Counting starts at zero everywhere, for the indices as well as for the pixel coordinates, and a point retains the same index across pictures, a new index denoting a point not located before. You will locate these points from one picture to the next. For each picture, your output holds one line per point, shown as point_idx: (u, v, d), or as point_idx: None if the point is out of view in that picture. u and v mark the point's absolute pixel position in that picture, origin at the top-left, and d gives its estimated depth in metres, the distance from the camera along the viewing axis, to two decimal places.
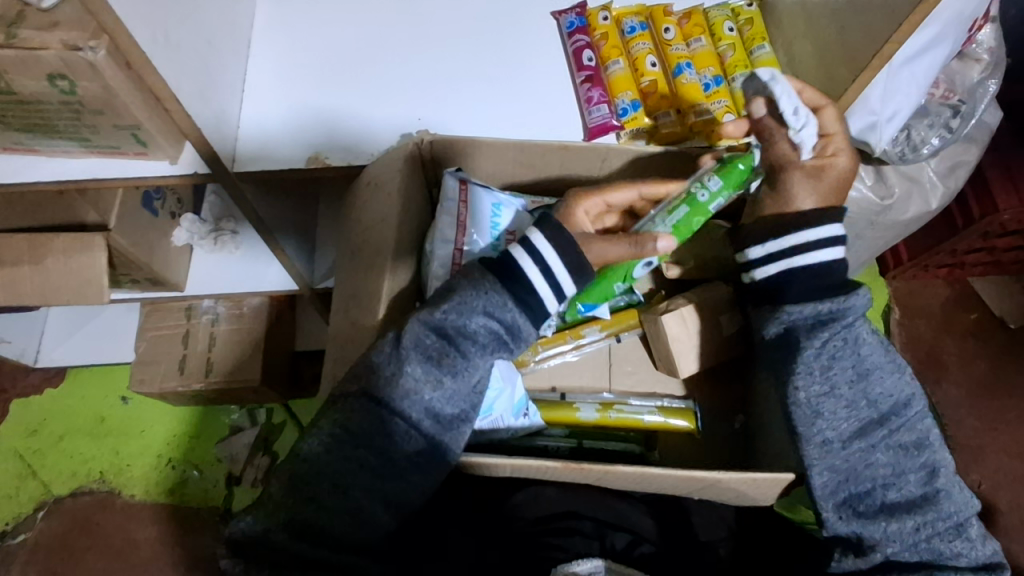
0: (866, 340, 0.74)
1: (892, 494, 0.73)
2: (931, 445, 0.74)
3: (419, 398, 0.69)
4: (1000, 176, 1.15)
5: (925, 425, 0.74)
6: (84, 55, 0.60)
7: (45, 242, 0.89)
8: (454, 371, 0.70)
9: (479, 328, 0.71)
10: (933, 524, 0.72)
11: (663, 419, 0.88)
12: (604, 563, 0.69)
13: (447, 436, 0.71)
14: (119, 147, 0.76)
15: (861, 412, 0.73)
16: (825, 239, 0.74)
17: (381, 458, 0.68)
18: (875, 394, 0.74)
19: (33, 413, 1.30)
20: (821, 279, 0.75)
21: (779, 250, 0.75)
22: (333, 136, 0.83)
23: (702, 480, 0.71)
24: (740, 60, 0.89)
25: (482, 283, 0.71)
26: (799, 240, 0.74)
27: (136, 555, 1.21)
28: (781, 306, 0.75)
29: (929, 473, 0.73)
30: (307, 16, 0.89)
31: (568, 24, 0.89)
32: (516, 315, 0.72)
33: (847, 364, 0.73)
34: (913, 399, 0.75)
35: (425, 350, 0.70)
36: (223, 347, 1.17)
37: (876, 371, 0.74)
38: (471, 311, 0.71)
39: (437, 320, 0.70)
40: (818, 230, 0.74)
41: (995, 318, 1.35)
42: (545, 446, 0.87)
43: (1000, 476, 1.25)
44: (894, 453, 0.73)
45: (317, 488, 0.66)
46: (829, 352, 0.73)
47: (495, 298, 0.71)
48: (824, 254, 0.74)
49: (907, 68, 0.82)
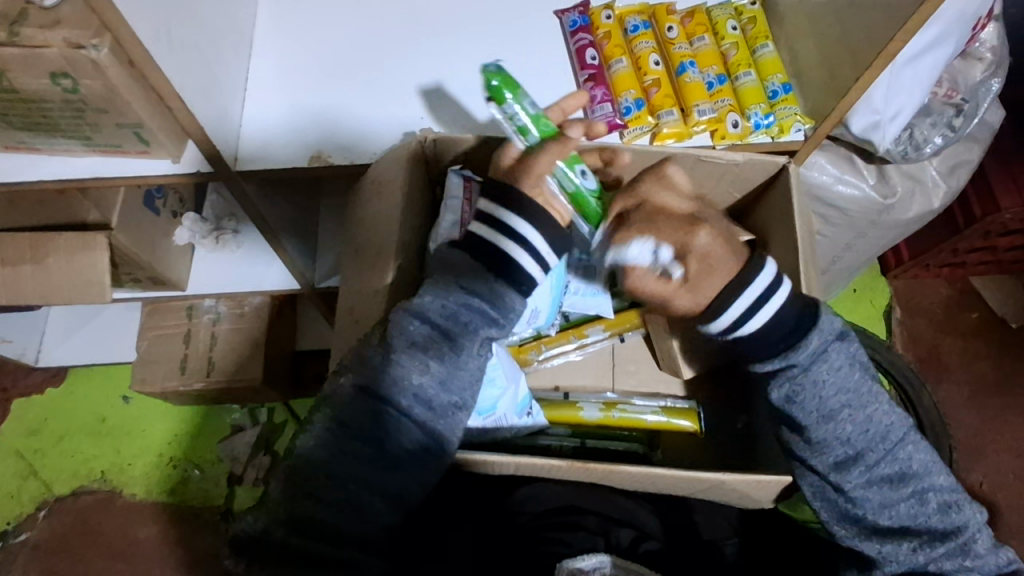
0: (827, 380, 0.70)
1: (884, 520, 0.72)
2: (915, 473, 0.72)
3: (407, 385, 0.69)
4: (1002, 176, 1.15)
5: (907, 454, 0.72)
6: (87, 53, 0.60)
7: (48, 241, 0.89)
8: (440, 355, 0.70)
9: (461, 310, 0.71)
10: (932, 545, 0.71)
11: (666, 419, 0.88)
12: (609, 560, 0.69)
13: (440, 424, 0.70)
14: (121, 146, 0.75)
15: (835, 450, 0.71)
16: (753, 303, 0.69)
17: (374, 449, 0.67)
18: (845, 433, 0.71)
19: (34, 413, 1.30)
20: (771, 334, 0.70)
21: (720, 328, 0.70)
22: (336, 135, 0.83)
23: (706, 480, 0.71)
24: (744, 59, 0.89)
25: (454, 263, 0.72)
26: (722, 321, 0.69)
27: (137, 554, 1.21)
28: (748, 359, 0.72)
29: (920, 499, 0.72)
30: (310, 15, 0.89)
31: (571, 23, 0.88)
32: (492, 284, 0.71)
33: (809, 408, 0.71)
34: (892, 429, 0.72)
35: (410, 339, 0.69)
36: (224, 347, 1.17)
37: (844, 410, 0.71)
38: (449, 294, 0.71)
39: (420, 309, 0.71)
40: (733, 306, 0.69)
41: (996, 318, 1.35)
42: (548, 445, 0.87)
43: (1001, 475, 1.25)
44: (878, 487, 0.71)
45: (315, 482, 0.66)
46: (786, 396, 0.71)
47: (468, 274, 0.71)
48: (753, 323, 0.69)
49: (911, 68, 0.83)
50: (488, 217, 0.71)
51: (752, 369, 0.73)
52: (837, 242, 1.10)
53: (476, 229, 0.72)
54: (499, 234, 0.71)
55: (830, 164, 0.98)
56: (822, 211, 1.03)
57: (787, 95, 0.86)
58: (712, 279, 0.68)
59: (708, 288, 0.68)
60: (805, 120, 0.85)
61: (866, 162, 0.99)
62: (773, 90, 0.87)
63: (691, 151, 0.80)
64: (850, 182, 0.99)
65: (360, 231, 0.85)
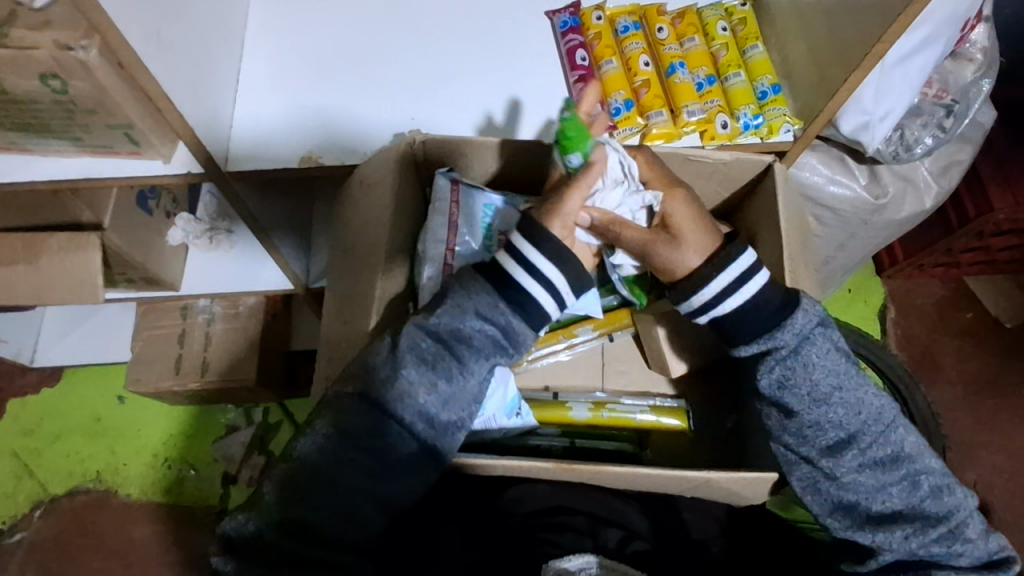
0: (818, 362, 0.71)
1: (877, 506, 0.72)
2: (907, 455, 0.73)
3: (413, 401, 0.69)
4: (994, 176, 1.15)
5: (898, 436, 0.73)
6: (76, 55, 0.60)
7: (41, 241, 0.89)
8: (448, 374, 0.70)
9: (475, 333, 0.71)
10: (927, 532, 0.71)
11: (655, 418, 0.89)
12: (596, 560, 0.70)
13: (441, 440, 0.71)
14: (112, 147, 0.76)
15: (827, 432, 0.72)
16: (728, 285, 0.71)
17: (373, 456, 0.68)
18: (836, 416, 0.72)
19: (29, 413, 1.30)
20: (752, 315, 0.71)
21: (700, 304, 0.72)
22: (328, 135, 0.84)
23: (692, 480, 0.71)
24: (733, 59, 0.89)
25: (473, 286, 0.72)
26: (703, 296, 0.71)
27: (132, 554, 1.21)
28: (733, 342, 0.73)
29: (912, 482, 0.72)
30: (301, 17, 0.90)
31: (562, 23, 0.89)
32: (509, 318, 0.72)
33: (803, 391, 0.72)
34: (883, 412, 0.73)
35: (419, 354, 0.70)
36: (218, 347, 1.17)
37: (835, 395, 0.72)
38: (464, 316, 0.71)
39: (431, 324, 0.71)
40: (715, 281, 0.71)
41: (990, 318, 1.35)
42: (538, 446, 0.88)
43: (995, 475, 1.25)
44: (870, 471, 0.72)
45: (309, 486, 0.66)
46: (778, 380, 0.72)
47: (485, 301, 0.71)
48: (732, 300, 0.71)
49: (900, 68, 0.83)
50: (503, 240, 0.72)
51: (736, 353, 0.74)
52: (829, 241, 1.10)
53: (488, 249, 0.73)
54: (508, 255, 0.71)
55: (821, 164, 0.98)
56: (814, 211, 1.03)
57: (776, 96, 0.86)
58: (698, 232, 0.73)
59: (699, 237, 0.73)
60: (794, 121, 0.86)
61: (858, 162, 0.99)
62: (762, 91, 0.87)
63: (679, 150, 0.81)
64: (841, 182, 0.99)
65: (350, 231, 0.85)
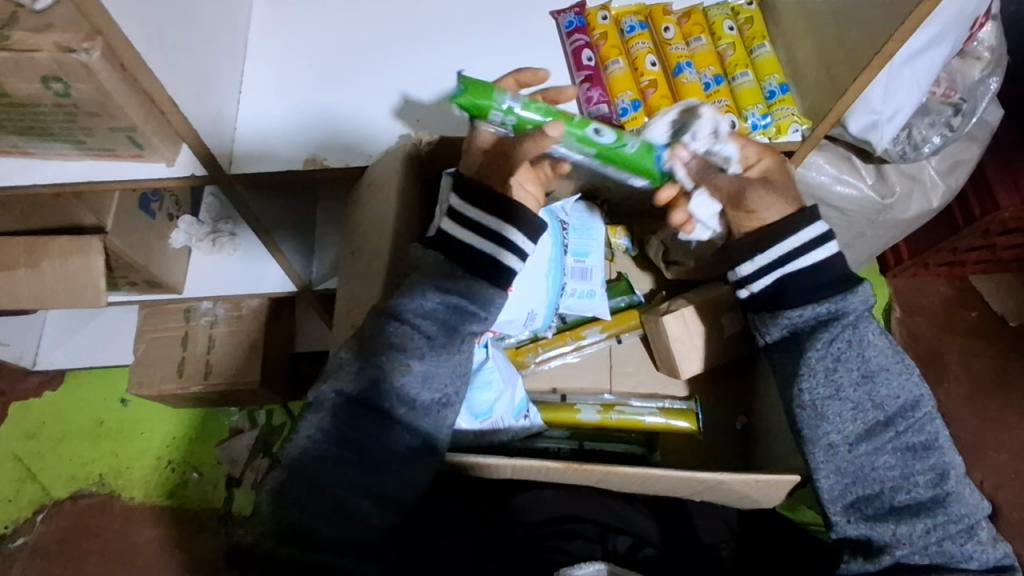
0: (873, 340, 0.73)
1: (901, 496, 0.72)
2: (940, 447, 0.72)
3: (388, 387, 0.69)
4: (1001, 174, 1.14)
5: (934, 426, 0.73)
6: (78, 57, 0.59)
7: (43, 245, 0.89)
8: (420, 355, 0.70)
9: (435, 307, 0.70)
10: (945, 526, 0.70)
11: (664, 420, 0.88)
12: (605, 566, 0.69)
13: (425, 422, 0.71)
14: (115, 149, 0.75)
15: (866, 413, 0.72)
16: (817, 237, 0.75)
17: (361, 453, 0.68)
18: (880, 395, 0.72)
19: (32, 416, 1.30)
20: (816, 276, 0.74)
21: (784, 254, 0.74)
22: (333, 136, 0.83)
23: (703, 481, 0.70)
24: (741, 59, 0.88)
25: (428, 264, 0.72)
26: (789, 244, 0.74)
27: (135, 558, 1.21)
28: (781, 310, 0.75)
29: (940, 475, 0.72)
30: (305, 18, 0.89)
31: (567, 23, 0.87)
32: (468, 282, 0.71)
33: (853, 365, 0.72)
34: (922, 400, 0.73)
35: (389, 340, 0.70)
36: (221, 349, 1.16)
37: (881, 373, 0.73)
38: (422, 293, 0.71)
39: (398, 308, 0.71)
40: (801, 232, 0.75)
41: (996, 316, 1.35)
42: (546, 448, 0.86)
43: (1004, 475, 1.24)
44: (900, 455, 0.72)
45: (299, 491, 0.66)
46: (833, 354, 0.73)
47: (439, 275, 0.71)
48: (814, 253, 0.74)
49: (909, 68, 0.82)
50: (488, 232, 0.71)
51: (776, 329, 0.76)
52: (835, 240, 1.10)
53: (449, 228, 0.71)
54: (497, 245, 0.71)
55: (828, 164, 0.97)
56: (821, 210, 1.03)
57: (784, 96, 0.86)
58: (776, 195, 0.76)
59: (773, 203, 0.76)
60: (802, 121, 0.85)
61: (864, 161, 0.99)
62: (769, 91, 0.87)
63: None
64: (849, 181, 0.98)
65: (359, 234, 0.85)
